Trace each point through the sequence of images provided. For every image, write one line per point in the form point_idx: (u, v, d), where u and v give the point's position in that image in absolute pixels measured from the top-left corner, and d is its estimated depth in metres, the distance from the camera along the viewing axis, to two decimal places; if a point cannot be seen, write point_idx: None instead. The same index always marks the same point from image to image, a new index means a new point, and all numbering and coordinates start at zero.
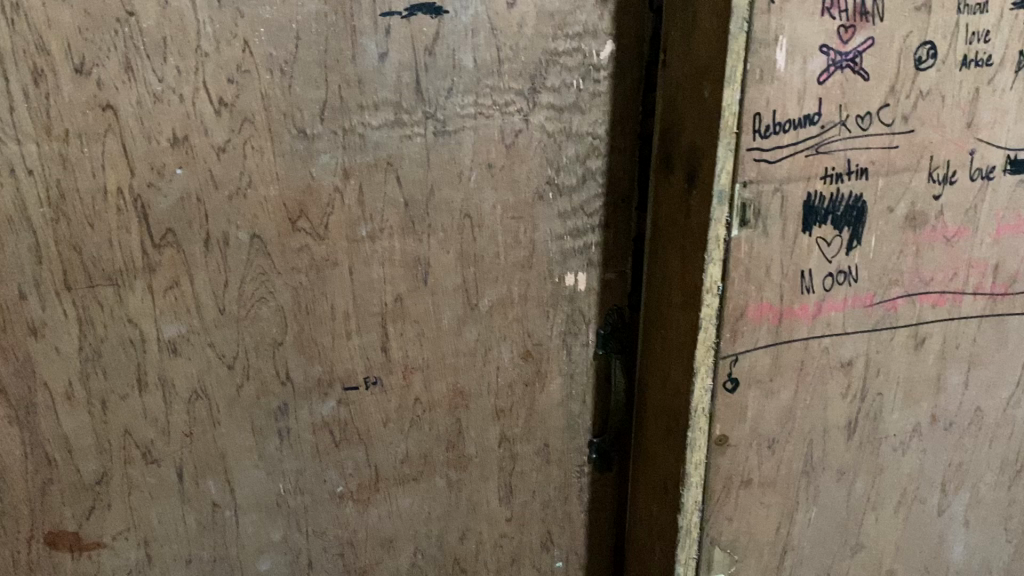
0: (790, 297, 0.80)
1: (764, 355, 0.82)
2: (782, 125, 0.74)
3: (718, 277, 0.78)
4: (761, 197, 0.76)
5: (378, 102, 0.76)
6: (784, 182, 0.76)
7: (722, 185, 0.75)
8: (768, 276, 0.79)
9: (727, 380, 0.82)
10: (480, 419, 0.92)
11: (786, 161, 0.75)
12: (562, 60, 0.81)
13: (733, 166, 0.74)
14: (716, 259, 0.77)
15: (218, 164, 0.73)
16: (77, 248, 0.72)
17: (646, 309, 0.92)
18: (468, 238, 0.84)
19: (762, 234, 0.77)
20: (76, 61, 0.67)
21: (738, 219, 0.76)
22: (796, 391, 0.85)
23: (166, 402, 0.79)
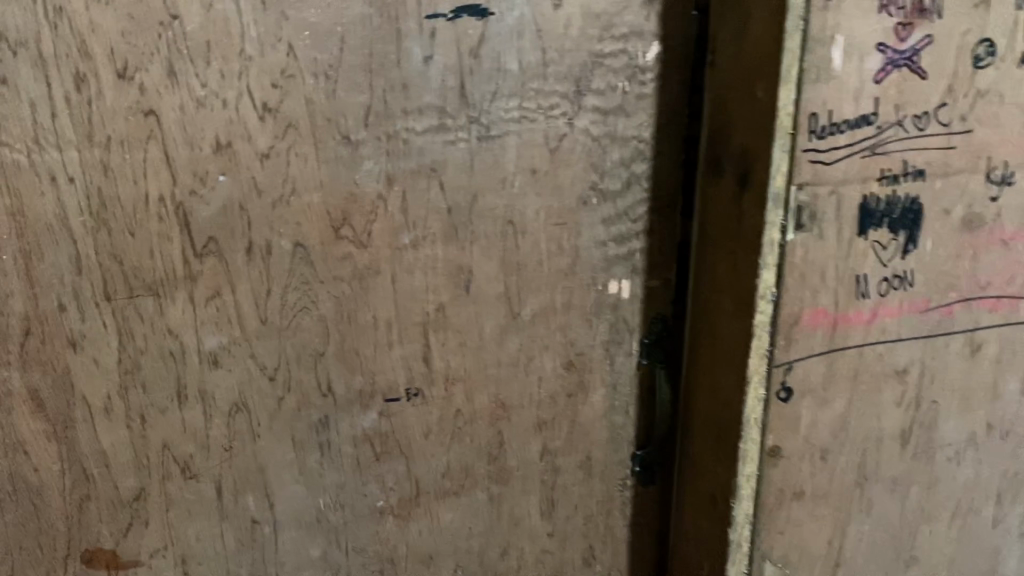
0: (845, 304, 0.78)
1: (818, 363, 0.80)
2: (839, 126, 0.72)
3: (772, 283, 0.75)
4: (817, 200, 0.73)
5: (423, 107, 0.75)
6: (840, 184, 0.74)
7: (777, 187, 0.72)
8: (823, 281, 0.77)
9: (780, 389, 0.80)
10: (522, 432, 0.90)
11: (842, 162, 0.73)
12: (608, 62, 0.79)
13: (789, 169, 0.72)
14: (770, 264, 0.75)
15: (261, 171, 0.71)
16: (117, 258, 0.70)
17: (692, 317, 0.89)
18: (512, 245, 0.82)
19: (818, 238, 0.75)
20: (119, 66, 0.65)
21: (793, 223, 0.74)
22: (851, 399, 0.83)
23: (206, 416, 0.77)
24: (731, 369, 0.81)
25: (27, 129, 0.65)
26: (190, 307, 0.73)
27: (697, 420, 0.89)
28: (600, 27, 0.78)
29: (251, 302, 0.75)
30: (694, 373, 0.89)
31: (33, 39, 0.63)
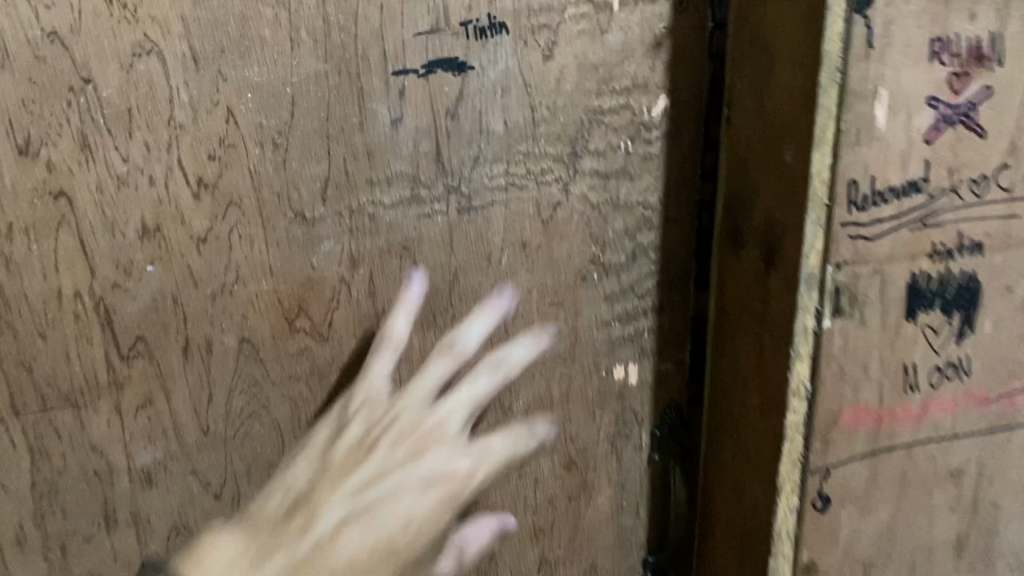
0: (891, 400, 0.63)
1: (860, 470, 0.65)
2: (882, 195, 0.57)
3: (806, 376, 0.62)
4: (858, 279, 0.59)
5: (391, 176, 0.64)
6: (885, 262, 0.59)
7: (811, 266, 0.59)
8: (866, 375, 0.62)
9: (817, 498, 0.65)
10: (516, 540, 0.78)
11: (887, 237, 0.59)
12: (608, 119, 0.68)
13: (825, 245, 0.58)
14: (803, 354, 0.61)
15: (197, 258, 0.60)
16: (27, 366, 0.59)
17: (710, 402, 0.78)
18: (500, 330, 0.71)
19: (860, 325, 0.60)
20: (20, 141, 0.54)
21: (831, 308, 0.59)
22: (900, 510, 0.70)
23: (140, 543, 0.65)
24: (760, 473, 0.68)
25: None
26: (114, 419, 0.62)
27: (719, 524, 0.77)
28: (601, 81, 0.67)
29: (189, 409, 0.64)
30: (715, 468, 0.77)
31: None
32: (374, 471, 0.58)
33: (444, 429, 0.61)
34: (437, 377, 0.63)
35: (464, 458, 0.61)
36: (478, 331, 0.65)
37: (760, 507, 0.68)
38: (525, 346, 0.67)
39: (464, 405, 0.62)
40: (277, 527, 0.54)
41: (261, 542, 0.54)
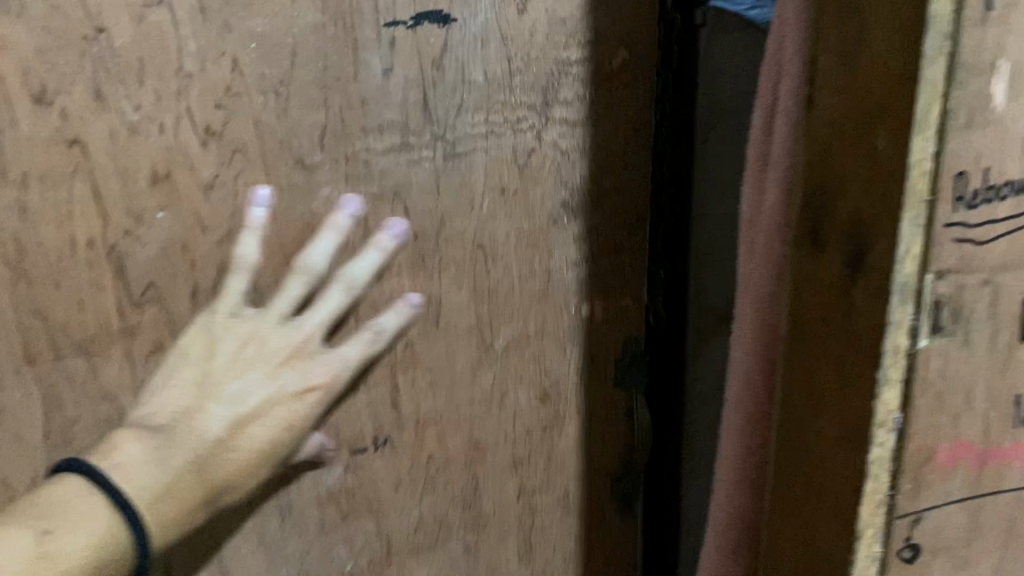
0: (999, 431, 0.42)
1: (958, 512, 0.43)
2: (998, 188, 0.39)
3: (885, 486, 0.41)
4: (964, 293, 0.39)
5: (383, 125, 0.68)
6: (998, 271, 0.40)
7: (906, 273, 0.38)
8: (970, 406, 0.41)
9: (903, 546, 0.42)
10: (498, 471, 0.83)
11: (1000, 243, 0.40)
12: (575, 70, 0.74)
13: (925, 247, 0.38)
14: (892, 378, 0.39)
15: (205, 204, 0.63)
16: (42, 315, 0.60)
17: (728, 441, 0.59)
18: (482, 271, 0.76)
19: (966, 348, 0.40)
20: (34, 90, 0.56)
21: (929, 323, 0.39)
22: (1004, 552, 0.46)
23: None
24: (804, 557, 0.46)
25: None
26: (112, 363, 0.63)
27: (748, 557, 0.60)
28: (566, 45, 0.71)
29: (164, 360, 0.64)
30: None
31: None
32: (248, 364, 0.62)
33: (309, 343, 0.65)
34: (296, 295, 0.65)
35: (330, 362, 0.66)
36: (359, 266, 0.68)
37: (762, 569, 0.51)
38: (383, 245, 0.69)
39: (325, 320, 0.66)
40: (161, 450, 0.57)
41: (141, 472, 0.55)
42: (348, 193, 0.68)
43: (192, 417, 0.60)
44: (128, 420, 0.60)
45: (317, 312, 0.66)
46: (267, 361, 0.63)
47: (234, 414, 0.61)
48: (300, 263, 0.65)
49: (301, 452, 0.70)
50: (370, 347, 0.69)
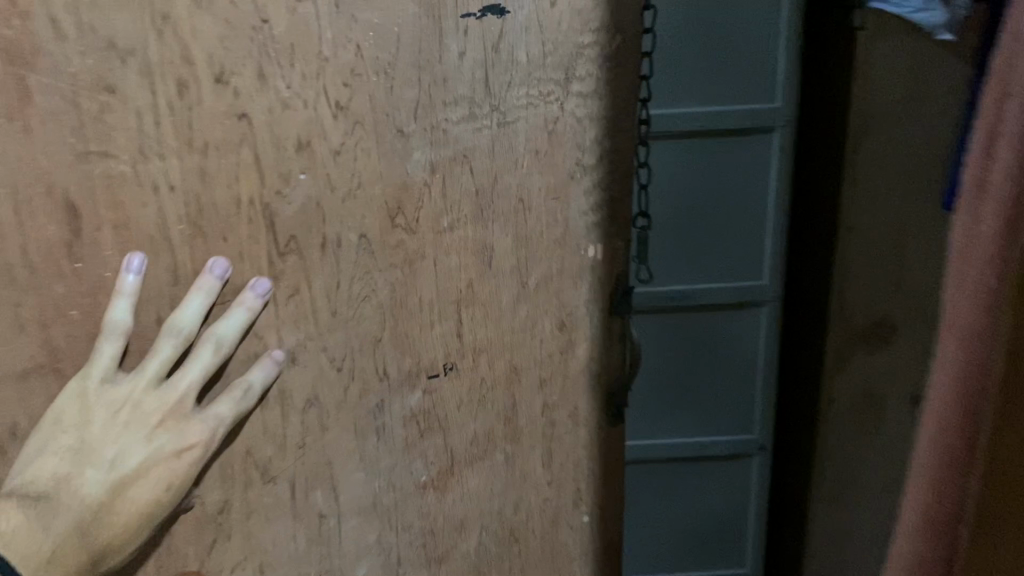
0: None
1: None
2: None
3: None
4: None
5: (456, 99, 0.82)
6: None
7: None
8: None
9: None
10: (530, 391, 0.99)
11: None
12: (587, 52, 0.86)
13: None
14: None
15: (334, 167, 0.75)
16: (212, 263, 0.70)
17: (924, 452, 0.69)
18: (523, 221, 0.91)
19: None
20: (215, 71, 0.66)
21: None
22: None
23: (284, 413, 0.79)
24: None
25: (132, 139, 0.63)
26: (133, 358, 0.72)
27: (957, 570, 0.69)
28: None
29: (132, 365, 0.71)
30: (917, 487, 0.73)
31: (140, 46, 0.62)
32: (121, 428, 0.70)
33: (185, 402, 0.71)
34: (168, 358, 0.69)
35: (204, 424, 0.72)
36: (230, 324, 0.72)
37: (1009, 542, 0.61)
38: (249, 304, 0.72)
39: (198, 379, 0.71)
40: (44, 518, 0.67)
41: (34, 542, 0.66)
42: (213, 257, 0.70)
43: (76, 487, 0.69)
44: (6, 484, 0.69)
45: (191, 371, 0.71)
46: (149, 428, 0.70)
47: (117, 475, 0.70)
48: (168, 324, 0.69)
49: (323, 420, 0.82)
50: (241, 404, 0.75)
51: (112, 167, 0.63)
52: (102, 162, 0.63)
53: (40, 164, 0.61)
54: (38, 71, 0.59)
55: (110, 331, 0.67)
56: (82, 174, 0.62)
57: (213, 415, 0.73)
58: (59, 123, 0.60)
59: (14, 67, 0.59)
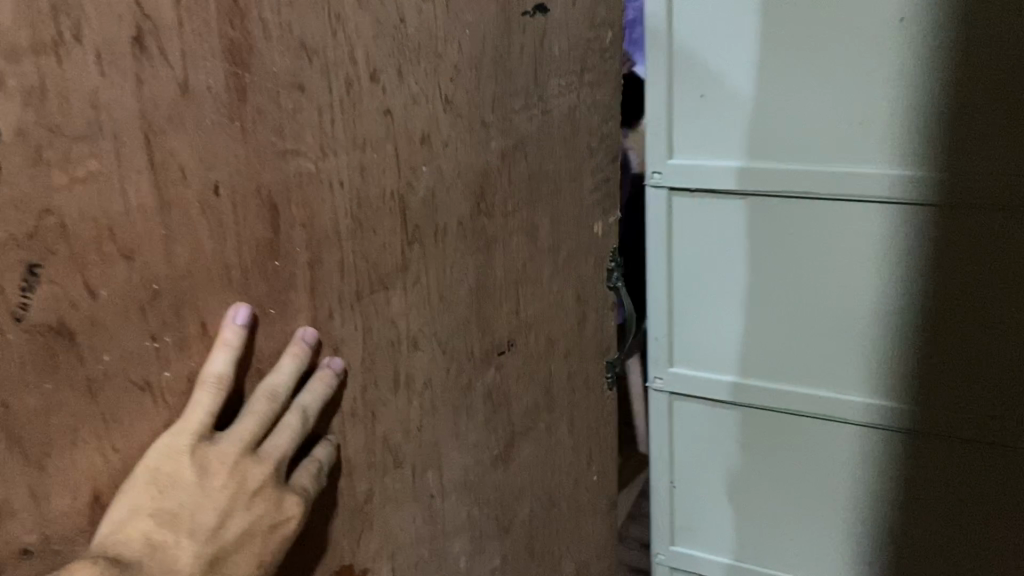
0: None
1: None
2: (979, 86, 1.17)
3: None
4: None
5: (517, 91, 0.89)
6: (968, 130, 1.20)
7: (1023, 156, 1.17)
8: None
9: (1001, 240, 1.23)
10: (558, 361, 1.07)
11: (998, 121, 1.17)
12: (593, 48, 1.02)
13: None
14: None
15: (444, 158, 0.79)
16: (366, 256, 0.72)
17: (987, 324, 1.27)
18: (555, 202, 1.00)
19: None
20: (371, 69, 0.69)
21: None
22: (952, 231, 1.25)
23: (409, 399, 0.81)
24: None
25: (316, 136, 0.65)
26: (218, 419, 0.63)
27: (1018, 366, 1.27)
28: (855, 43, 1.22)
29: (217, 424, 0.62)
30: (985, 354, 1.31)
31: (322, 46, 0.64)
32: (218, 493, 0.59)
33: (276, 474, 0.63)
34: (267, 418, 0.63)
35: (292, 505, 0.64)
36: (309, 394, 0.67)
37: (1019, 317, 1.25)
38: (328, 376, 0.69)
39: (287, 449, 0.64)
40: None
41: None
42: (302, 325, 0.67)
43: (173, 557, 0.56)
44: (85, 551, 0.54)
45: (281, 437, 0.64)
46: (244, 492, 0.60)
47: (215, 546, 0.59)
48: (265, 386, 0.63)
49: (423, 419, 0.83)
50: (319, 479, 0.68)
51: (302, 166, 0.64)
52: (295, 160, 0.63)
53: (252, 163, 0.60)
54: (252, 72, 0.59)
55: (213, 384, 0.59)
56: (280, 171, 0.62)
57: (296, 488, 0.65)
58: (266, 122, 0.61)
59: (235, 68, 0.58)
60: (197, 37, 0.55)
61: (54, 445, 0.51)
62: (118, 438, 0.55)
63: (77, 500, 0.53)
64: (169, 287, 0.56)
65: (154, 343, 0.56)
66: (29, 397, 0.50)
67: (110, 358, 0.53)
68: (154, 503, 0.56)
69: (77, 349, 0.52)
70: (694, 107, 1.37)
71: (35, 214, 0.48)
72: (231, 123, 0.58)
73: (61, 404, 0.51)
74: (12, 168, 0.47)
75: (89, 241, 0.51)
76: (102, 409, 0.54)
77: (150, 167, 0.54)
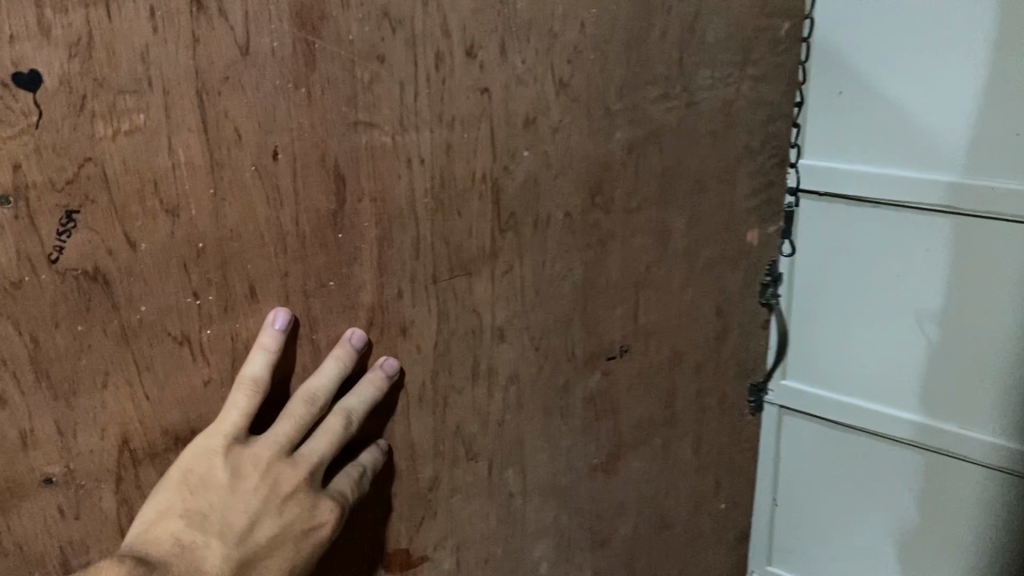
0: None
1: None
2: None
3: None
4: None
5: (655, 78, 0.82)
6: None
7: None
8: None
9: None
10: (687, 376, 1.00)
11: None
12: (761, 38, 0.92)
13: None
14: None
15: (552, 144, 0.75)
16: (446, 238, 0.69)
17: None
18: (695, 203, 0.92)
19: None
20: (467, 44, 0.66)
21: None
22: None
23: (489, 391, 0.78)
24: None
25: (395, 109, 0.63)
26: (276, 392, 0.63)
27: None
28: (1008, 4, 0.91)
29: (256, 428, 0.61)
30: None
31: (409, 16, 0.62)
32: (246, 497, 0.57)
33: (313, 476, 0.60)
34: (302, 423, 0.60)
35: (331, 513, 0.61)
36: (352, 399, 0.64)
37: None
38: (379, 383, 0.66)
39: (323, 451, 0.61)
40: None
41: None
42: (351, 328, 0.65)
43: (198, 558, 0.54)
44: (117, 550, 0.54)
45: (317, 442, 0.61)
46: (275, 497, 0.58)
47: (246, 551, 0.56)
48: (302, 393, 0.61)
49: (505, 414, 0.80)
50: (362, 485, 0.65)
51: (375, 139, 0.62)
52: (368, 132, 0.62)
53: (318, 132, 0.59)
54: (324, 38, 0.58)
55: (249, 388, 0.58)
56: (350, 143, 0.61)
57: (333, 493, 0.62)
58: (337, 91, 0.60)
59: (304, 33, 0.57)
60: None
61: (83, 384, 0.54)
62: (152, 387, 0.56)
63: (105, 440, 0.55)
64: (215, 246, 0.57)
65: (196, 300, 0.57)
66: (60, 335, 0.52)
67: (146, 308, 0.55)
68: (182, 504, 0.56)
69: (112, 296, 0.53)
70: (829, 107, 1.08)
71: (75, 161, 0.50)
72: (296, 89, 0.57)
73: (92, 346, 0.53)
74: (54, 115, 0.49)
75: (132, 193, 0.52)
76: (136, 357, 0.55)
77: (201, 126, 0.54)
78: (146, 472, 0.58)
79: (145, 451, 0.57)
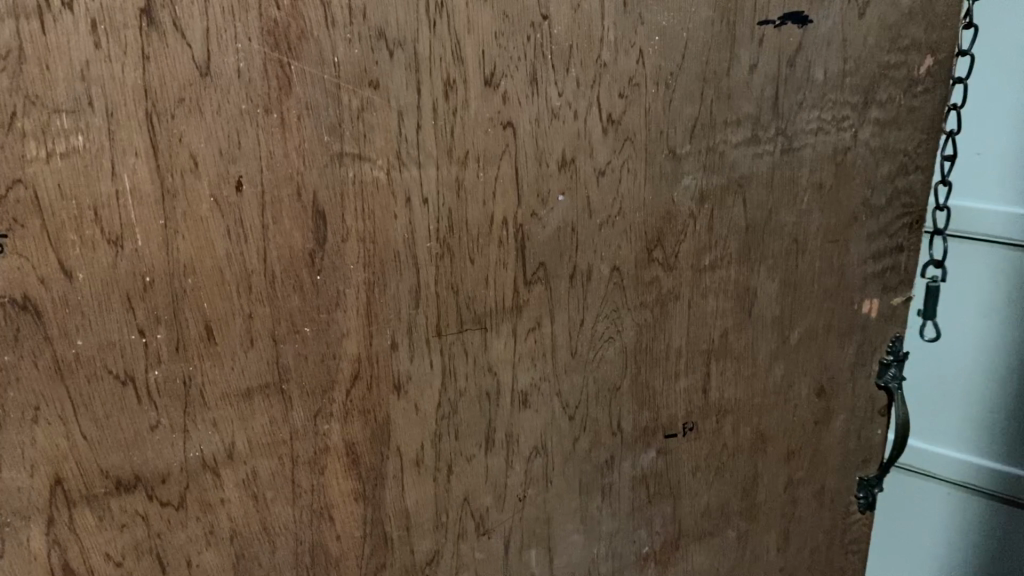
0: None
1: None
2: None
3: None
4: None
5: (740, 118, 0.70)
6: None
7: None
8: None
9: None
10: (774, 464, 0.86)
11: None
12: (891, 74, 0.77)
13: None
14: None
15: (596, 189, 0.65)
16: (455, 288, 0.62)
17: None
18: (793, 264, 0.78)
19: None
20: (486, 72, 0.58)
21: None
22: None
23: (508, 462, 0.69)
24: None
25: (391, 141, 0.56)
26: (237, 444, 0.57)
27: None
28: None
29: (175, 502, 0.56)
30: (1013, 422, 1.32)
31: (411, 37, 0.54)
32: None
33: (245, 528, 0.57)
34: None
35: None
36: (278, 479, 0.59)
37: None
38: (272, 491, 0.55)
39: None
40: None
41: None
42: (329, 380, 0.59)
43: None
44: None
45: None
46: None
47: None
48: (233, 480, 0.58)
49: (526, 487, 0.71)
50: None
51: (366, 173, 0.56)
52: (358, 165, 0.55)
53: (293, 163, 0.53)
54: (302, 59, 0.52)
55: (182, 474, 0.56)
56: (334, 176, 0.55)
57: None
58: (319, 118, 0.53)
59: (279, 53, 0.51)
60: (227, 14, 0.49)
61: (11, 418, 0.49)
62: (90, 427, 0.52)
63: (36, 478, 0.51)
64: (166, 281, 0.52)
65: (143, 337, 0.52)
66: None
67: (83, 343, 0.50)
68: None
69: (45, 326, 0.49)
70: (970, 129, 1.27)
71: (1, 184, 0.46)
72: (266, 114, 0.52)
73: (22, 378, 0.49)
74: None
75: (68, 220, 0.48)
76: (71, 394, 0.51)
77: (151, 150, 0.49)
78: (83, 515, 0.53)
79: (81, 493, 0.53)
